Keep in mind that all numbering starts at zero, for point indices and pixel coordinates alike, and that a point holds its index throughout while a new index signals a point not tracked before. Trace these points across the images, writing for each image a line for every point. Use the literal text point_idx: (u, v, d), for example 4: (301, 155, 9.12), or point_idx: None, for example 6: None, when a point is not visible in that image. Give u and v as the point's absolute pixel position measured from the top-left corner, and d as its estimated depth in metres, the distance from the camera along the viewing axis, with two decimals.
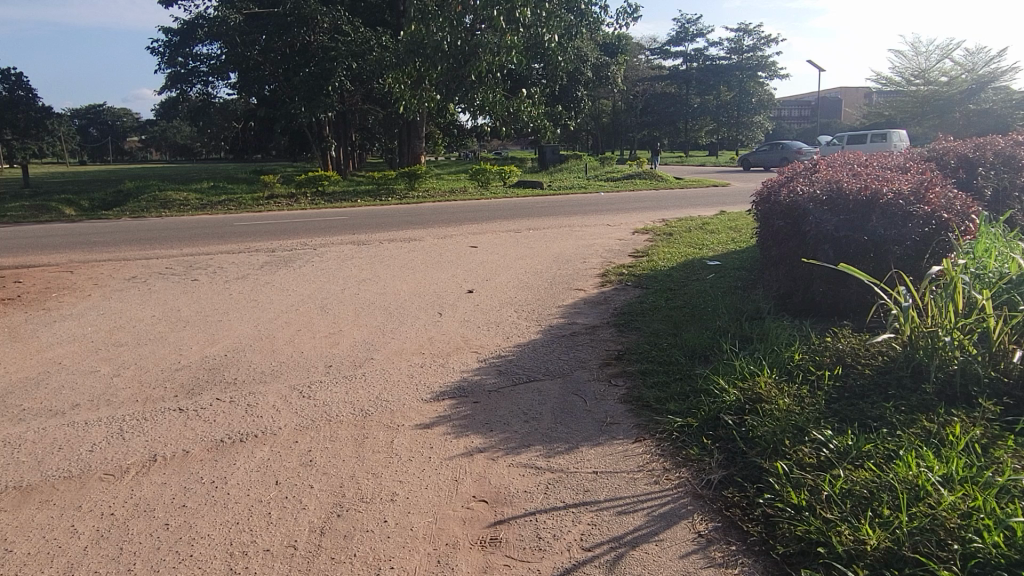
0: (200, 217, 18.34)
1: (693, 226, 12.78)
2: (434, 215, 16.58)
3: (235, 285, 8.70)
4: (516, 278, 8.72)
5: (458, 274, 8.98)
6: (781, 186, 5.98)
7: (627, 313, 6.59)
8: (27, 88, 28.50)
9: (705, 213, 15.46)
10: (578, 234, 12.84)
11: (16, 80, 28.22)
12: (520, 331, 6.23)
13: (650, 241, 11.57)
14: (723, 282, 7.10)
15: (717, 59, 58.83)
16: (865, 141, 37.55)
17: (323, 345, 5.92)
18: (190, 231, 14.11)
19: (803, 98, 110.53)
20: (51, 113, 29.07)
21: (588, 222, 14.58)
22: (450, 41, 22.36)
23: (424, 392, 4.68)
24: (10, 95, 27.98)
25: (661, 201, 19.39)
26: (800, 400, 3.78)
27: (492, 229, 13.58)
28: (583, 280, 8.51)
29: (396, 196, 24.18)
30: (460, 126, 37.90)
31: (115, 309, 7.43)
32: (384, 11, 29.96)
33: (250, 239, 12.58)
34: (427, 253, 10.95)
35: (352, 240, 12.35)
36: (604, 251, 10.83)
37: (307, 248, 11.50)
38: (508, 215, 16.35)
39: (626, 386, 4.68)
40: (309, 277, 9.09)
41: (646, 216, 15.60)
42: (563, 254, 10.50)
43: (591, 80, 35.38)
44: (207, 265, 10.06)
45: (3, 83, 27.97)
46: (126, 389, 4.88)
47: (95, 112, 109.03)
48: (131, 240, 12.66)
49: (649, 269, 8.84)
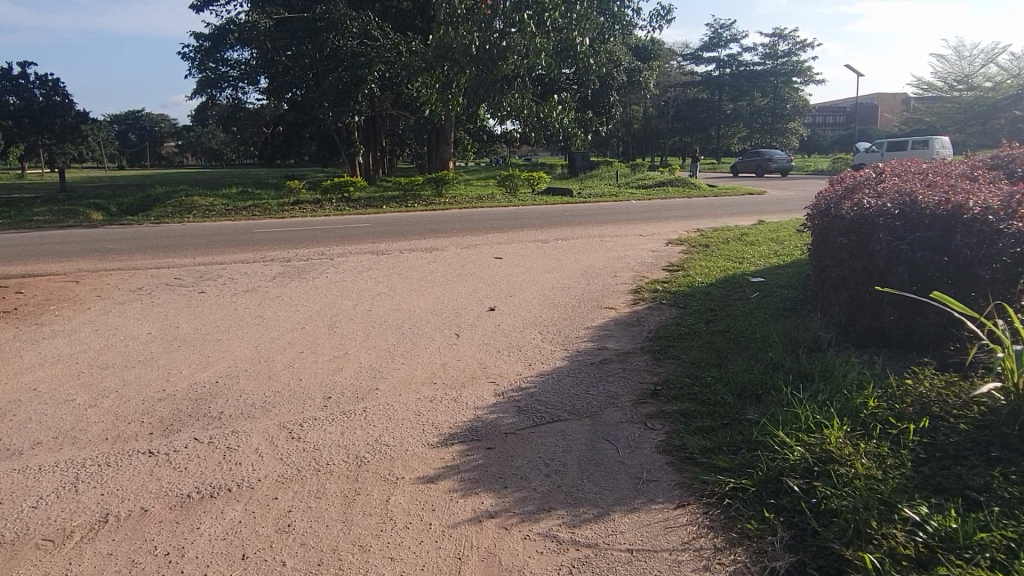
0: (222, 223, 18.11)
1: (731, 237, 12.07)
2: (458, 223, 16.09)
3: (243, 298, 8.21)
4: (541, 294, 8.11)
5: (479, 289, 8.40)
6: (841, 198, 5.27)
7: (664, 337, 5.93)
8: (63, 94, 28.65)
9: (742, 222, 14.73)
10: (608, 245, 12.19)
11: (52, 85, 28.43)
12: (544, 358, 5.59)
13: (685, 254, 10.89)
14: (769, 303, 6.41)
15: (752, 64, 57.83)
16: (905, 148, 36.33)
17: (324, 371, 5.34)
18: (207, 239, 13.73)
19: (838, 105, 108.52)
20: (86, 119, 29.19)
21: (618, 232, 13.94)
22: (478, 45, 22.02)
23: (431, 434, 4.06)
24: (47, 101, 28.15)
25: (695, 209, 18.68)
26: (880, 462, 3.10)
27: (518, 239, 13.00)
28: (613, 297, 7.86)
29: (421, 202, 23.75)
30: (489, 131, 37.46)
31: (110, 325, 6.96)
32: (415, 16, 29.68)
33: (266, 247, 12.16)
34: (449, 264, 10.39)
35: (372, 249, 11.85)
36: (635, 264, 10.18)
37: (325, 258, 11.02)
38: (535, 224, 15.81)
39: (664, 431, 4.02)
40: (322, 290, 8.58)
41: (680, 225, 14.93)
42: (592, 267, 9.87)
43: (623, 86, 34.73)
44: (217, 275, 9.61)
45: (40, 88, 28.15)
46: (95, 424, 4.33)
47: (135, 118, 111.13)
48: (146, 248, 12.31)
49: (685, 285, 8.17)
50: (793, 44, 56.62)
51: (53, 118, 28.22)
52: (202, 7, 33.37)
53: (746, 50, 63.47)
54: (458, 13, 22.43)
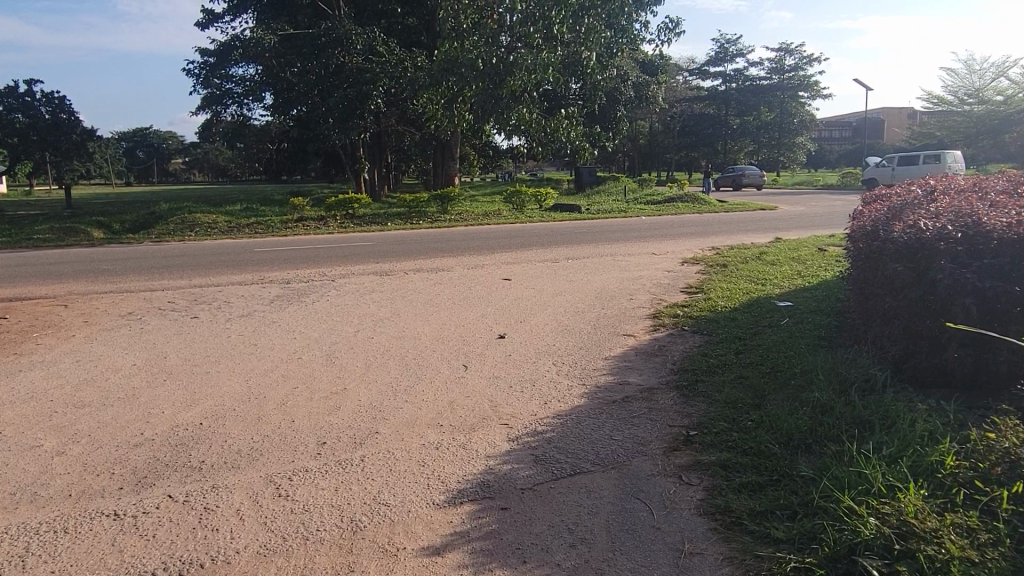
0: (224, 241, 17.72)
1: (749, 256, 11.60)
2: (464, 241, 15.64)
3: (237, 324, 7.74)
4: (554, 319, 7.64)
5: (488, 314, 7.93)
6: (889, 218, 4.79)
7: (690, 370, 5.43)
8: (69, 111, 28.42)
9: (759, 240, 14.26)
10: (621, 264, 11.71)
11: (58, 102, 28.24)
12: (560, 395, 5.09)
13: (703, 274, 10.40)
14: (804, 333, 5.91)
15: (758, 79, 57.47)
16: (916, 163, 35.94)
17: (319, 411, 4.86)
18: (206, 258, 13.30)
19: (844, 121, 108.35)
20: (92, 136, 28.95)
21: (630, 250, 13.48)
22: (484, 59, 21.71)
23: (437, 490, 3.56)
24: (53, 118, 27.94)
25: (707, 226, 18.23)
26: (974, 539, 2.60)
27: (527, 258, 12.54)
28: (631, 323, 7.37)
29: (427, 219, 23.36)
30: (496, 147, 37.16)
31: (93, 355, 6.49)
32: (420, 33, 29.48)
33: (265, 267, 11.73)
34: (455, 286, 9.95)
35: (375, 269, 11.42)
36: (651, 285, 9.70)
37: (326, 278, 10.60)
38: (543, 241, 15.37)
39: (703, 487, 3.51)
40: (322, 315, 8.14)
41: (693, 243, 14.46)
42: (607, 289, 9.40)
43: (630, 101, 34.45)
44: (213, 299, 9.18)
45: (46, 106, 27.95)
46: (60, 477, 3.85)
47: (142, 135, 111.64)
48: (142, 269, 11.90)
49: (708, 309, 7.69)
50: (799, 59, 56.34)
51: (58, 135, 27.97)
52: (207, 24, 33.25)
53: (753, 65, 63.25)
54: (465, 28, 22.15)
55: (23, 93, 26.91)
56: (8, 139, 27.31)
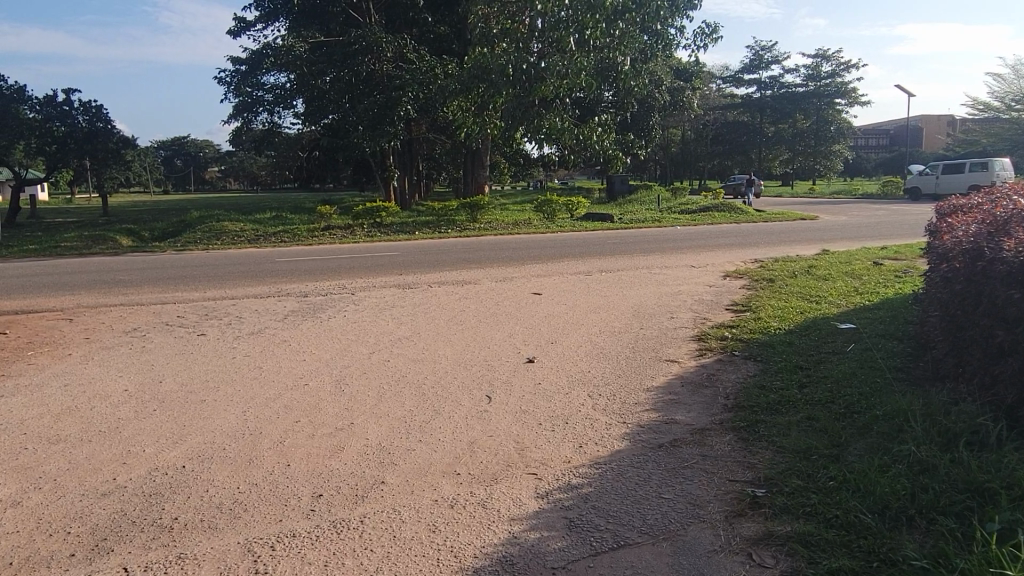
0: (248, 251, 17.33)
1: (798, 270, 10.78)
2: (492, 252, 15.04)
3: (245, 343, 7.16)
4: (589, 341, 6.95)
5: (516, 334, 7.29)
6: (994, 234, 4.03)
7: (748, 407, 4.70)
8: (106, 120, 28.42)
9: (805, 252, 13.41)
10: (658, 279, 10.98)
11: (95, 111, 28.29)
12: (598, 436, 4.39)
13: (749, 290, 9.62)
14: (876, 366, 5.15)
15: (794, 86, 56.16)
16: (962, 171, 34.63)
17: (318, 454, 4.23)
18: (225, 269, 12.86)
19: (883, 129, 106.09)
20: (128, 144, 29.00)
21: (667, 262, 12.73)
22: (514, 66, 21.04)
23: (449, 568, 2.91)
24: (90, 127, 27.96)
25: (747, 236, 17.36)
26: None
27: (558, 271, 11.86)
28: (674, 346, 6.63)
29: (455, 228, 22.82)
30: (526, 155, 36.63)
31: (84, 378, 5.93)
32: (451, 41, 29.11)
33: (283, 279, 11.20)
34: (482, 301, 9.32)
35: (398, 282, 10.84)
36: (693, 303, 8.94)
37: (346, 292, 10.04)
38: (575, 252, 14.68)
39: (781, 573, 2.80)
40: (338, 333, 7.55)
41: (735, 255, 13.65)
42: (645, 307, 8.69)
43: (664, 108, 33.66)
44: (225, 313, 8.66)
45: (84, 114, 27.98)
46: (7, 538, 3.28)
47: (179, 145, 113.44)
48: (157, 280, 11.44)
49: (759, 332, 6.95)
50: (837, 65, 55.01)
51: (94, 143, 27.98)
52: (239, 33, 33.19)
53: (789, 72, 61.97)
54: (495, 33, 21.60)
55: (60, 102, 26.95)
56: (46, 147, 27.36)
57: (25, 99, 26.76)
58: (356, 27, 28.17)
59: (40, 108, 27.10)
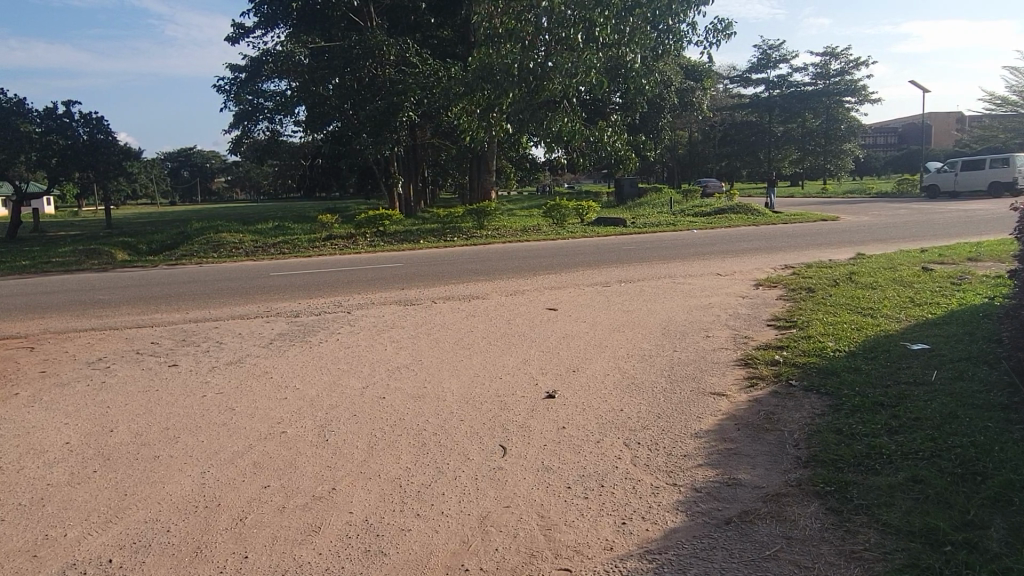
0: (243, 264, 16.52)
1: (838, 277, 9.81)
2: (501, 261, 14.16)
3: (220, 376, 6.22)
4: (616, 368, 6.01)
5: (531, 360, 6.36)
6: None
7: (829, 464, 3.75)
8: (106, 131, 27.73)
9: (839, 257, 12.43)
10: (685, 289, 10.03)
11: (96, 123, 27.61)
12: (644, 508, 3.44)
13: (789, 302, 8.64)
14: (977, 406, 4.20)
15: (803, 85, 55.04)
16: (983, 167, 33.56)
17: (286, 539, 3.28)
18: (216, 285, 12.00)
19: (891, 126, 104.97)
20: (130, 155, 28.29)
21: (689, 270, 11.77)
22: (520, 65, 20.29)
23: None
24: (91, 139, 27.28)
25: (772, 239, 16.41)
26: None
27: (573, 282, 10.92)
28: (718, 376, 5.66)
29: (462, 235, 21.95)
30: (533, 159, 35.85)
31: (24, 427, 4.99)
32: (455, 45, 28.34)
33: (275, 296, 10.34)
34: (490, 319, 8.40)
35: (399, 299, 9.92)
36: (727, 317, 8.00)
37: (341, 310, 9.14)
38: (591, 260, 13.77)
39: None
40: (329, 361, 6.62)
41: (762, 260, 12.71)
42: (675, 323, 7.75)
43: (674, 107, 32.80)
44: (204, 339, 7.76)
45: (84, 126, 27.30)
46: None
47: (185, 156, 113.18)
48: (139, 299, 10.57)
49: (813, 354, 6.00)
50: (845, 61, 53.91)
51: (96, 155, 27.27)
52: (237, 40, 32.45)
53: (797, 71, 61.00)
54: (498, 33, 20.71)
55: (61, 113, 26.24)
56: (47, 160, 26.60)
57: (26, 112, 26.04)
58: (356, 31, 27.35)
59: (41, 121, 26.35)
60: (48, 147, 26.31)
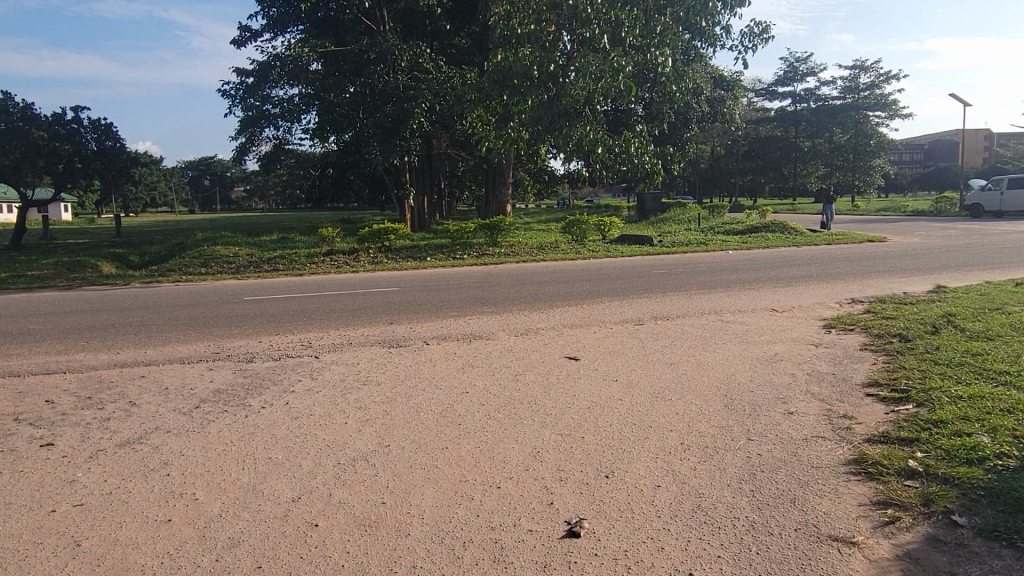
0: (227, 283, 14.76)
1: (933, 321, 7.86)
2: (513, 287, 12.28)
3: (96, 469, 4.32)
4: (670, 475, 4.07)
5: (546, 455, 4.41)
6: None
7: None
8: (116, 138, 25.97)
9: (915, 291, 10.44)
10: (738, 332, 8.09)
11: (105, 129, 25.83)
12: None
13: (884, 357, 6.67)
14: None
15: (831, 99, 52.37)
16: None
17: None
18: (177, 312, 10.23)
19: (918, 142, 102.05)
20: (138, 163, 26.52)
21: (736, 305, 9.83)
22: (540, 68, 18.29)
23: None
24: (100, 147, 25.55)
25: (823, 265, 14.41)
26: None
27: (599, 318, 9.00)
28: (829, 499, 3.71)
29: (474, 253, 20.15)
30: (552, 172, 34.14)
31: None
32: (473, 53, 26.70)
33: (236, 331, 8.49)
34: (494, 372, 6.50)
35: (382, 339, 8.02)
36: (807, 379, 6.04)
37: (308, 356, 7.25)
38: (618, 288, 11.84)
39: None
40: (263, 444, 4.71)
41: (821, 293, 10.71)
42: (737, 389, 5.80)
43: (701, 118, 30.93)
44: (115, 399, 5.87)
45: (93, 133, 25.52)
46: None
47: (207, 165, 112.93)
48: (74, 330, 8.75)
49: (967, 458, 4.02)
50: (876, 76, 51.49)
51: (104, 164, 25.61)
52: (245, 44, 30.89)
53: (825, 85, 58.91)
54: (518, 35, 18.90)
55: (70, 120, 24.45)
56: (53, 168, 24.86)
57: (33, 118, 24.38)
58: (369, 35, 25.73)
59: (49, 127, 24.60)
60: (56, 154, 24.55)
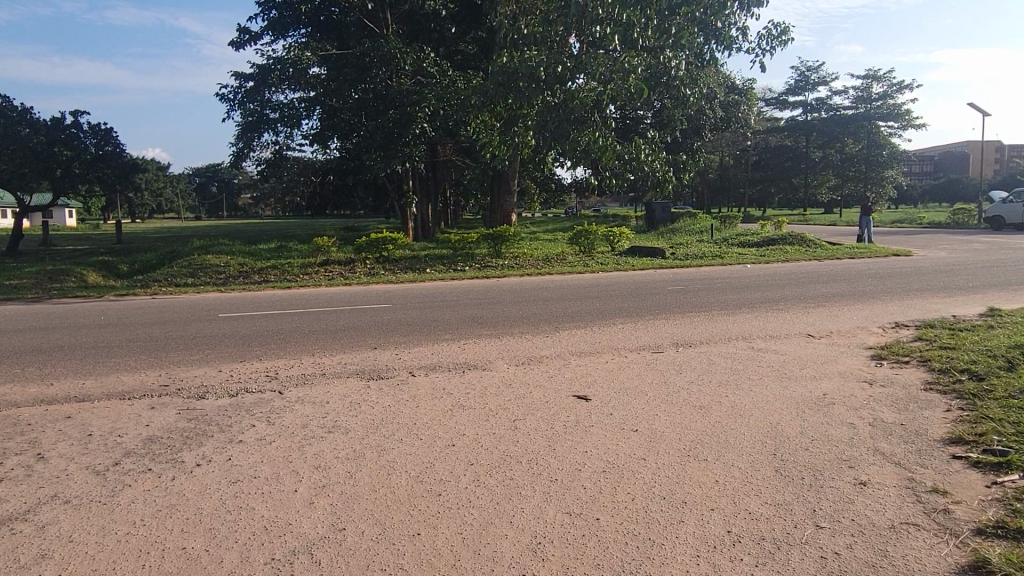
0: (207, 296, 13.70)
1: (1004, 353, 6.71)
2: (516, 303, 11.18)
3: None
4: None
5: (549, 551, 3.29)
6: None
7: None
8: (116, 143, 24.98)
9: (967, 314, 9.29)
10: (775, 364, 6.94)
11: (104, 133, 24.82)
12: None
13: (959, 402, 5.53)
14: None
15: (842, 108, 51.31)
16: None
17: None
18: (139, 331, 9.14)
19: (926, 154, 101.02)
20: (138, 169, 25.48)
21: (768, 329, 8.71)
22: (545, 69, 17.24)
23: None
24: (99, 152, 24.54)
25: (851, 282, 13.28)
26: None
27: (612, 345, 7.86)
28: None
29: (475, 264, 19.07)
30: (559, 180, 33.15)
31: None
32: (479, 57, 25.69)
33: (197, 357, 7.40)
34: (490, 418, 5.37)
35: (362, 370, 6.91)
36: (874, 432, 4.91)
37: (270, 392, 6.11)
38: (631, 307, 10.74)
39: None
40: (179, 527, 3.59)
41: (859, 315, 9.58)
42: (789, 445, 4.67)
43: (712, 125, 29.88)
44: (21, 451, 4.75)
45: (92, 137, 24.50)
46: None
47: (213, 171, 112.61)
48: (14, 353, 7.67)
49: None
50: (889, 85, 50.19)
51: (101, 170, 24.61)
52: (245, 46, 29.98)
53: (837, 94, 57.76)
54: (525, 36, 17.90)
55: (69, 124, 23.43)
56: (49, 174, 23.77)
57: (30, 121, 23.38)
58: (371, 37, 24.77)
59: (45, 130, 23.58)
60: (53, 159, 23.51)
